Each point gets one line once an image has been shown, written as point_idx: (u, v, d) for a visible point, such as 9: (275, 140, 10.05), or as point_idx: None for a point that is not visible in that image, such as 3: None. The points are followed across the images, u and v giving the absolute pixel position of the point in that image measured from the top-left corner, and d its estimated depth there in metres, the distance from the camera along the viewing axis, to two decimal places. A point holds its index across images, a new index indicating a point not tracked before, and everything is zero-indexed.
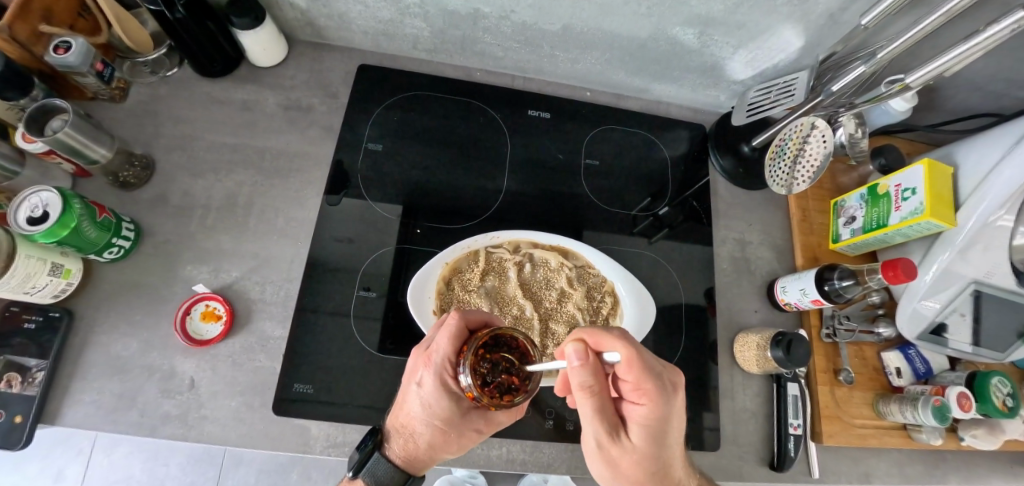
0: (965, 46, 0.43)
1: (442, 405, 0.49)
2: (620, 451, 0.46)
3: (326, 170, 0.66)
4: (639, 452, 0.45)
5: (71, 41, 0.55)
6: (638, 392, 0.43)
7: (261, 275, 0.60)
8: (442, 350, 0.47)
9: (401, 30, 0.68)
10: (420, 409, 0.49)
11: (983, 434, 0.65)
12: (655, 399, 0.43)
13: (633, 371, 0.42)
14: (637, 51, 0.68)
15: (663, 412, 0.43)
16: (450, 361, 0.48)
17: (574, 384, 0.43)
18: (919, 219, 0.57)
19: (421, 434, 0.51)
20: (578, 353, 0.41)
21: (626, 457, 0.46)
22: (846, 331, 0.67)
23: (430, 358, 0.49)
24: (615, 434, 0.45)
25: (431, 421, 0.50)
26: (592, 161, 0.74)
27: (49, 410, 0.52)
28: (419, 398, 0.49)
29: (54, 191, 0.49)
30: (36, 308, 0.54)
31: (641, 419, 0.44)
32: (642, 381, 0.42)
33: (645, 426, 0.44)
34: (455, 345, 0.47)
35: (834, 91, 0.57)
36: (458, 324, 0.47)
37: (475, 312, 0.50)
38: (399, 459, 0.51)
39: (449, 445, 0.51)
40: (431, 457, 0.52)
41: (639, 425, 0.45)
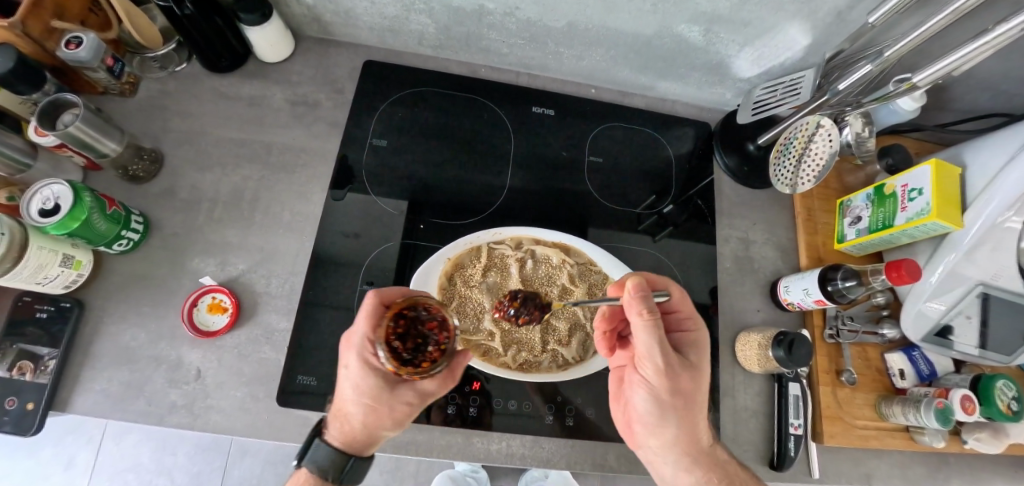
0: (975, 45, 0.43)
1: (369, 384, 0.47)
2: (680, 373, 0.48)
3: (331, 165, 0.67)
4: (694, 372, 0.50)
5: (82, 36, 0.55)
6: (685, 316, 0.53)
7: (266, 268, 0.61)
8: (359, 330, 0.47)
9: (406, 26, 0.69)
10: (350, 390, 0.48)
11: (988, 437, 0.64)
12: (696, 320, 0.53)
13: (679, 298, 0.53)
14: (642, 48, 0.68)
15: (700, 334, 0.53)
16: (370, 339, 0.48)
17: (640, 312, 0.44)
18: (925, 220, 0.57)
19: (354, 415, 0.48)
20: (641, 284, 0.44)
21: (686, 378, 0.49)
22: (850, 331, 0.66)
23: (350, 340, 0.48)
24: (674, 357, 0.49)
25: (360, 400, 0.47)
26: (596, 158, 0.74)
27: (61, 398, 0.53)
28: (347, 381, 0.48)
29: (65, 184, 0.50)
30: (47, 298, 0.56)
31: (689, 341, 0.52)
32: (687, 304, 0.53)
33: (693, 346, 0.52)
34: (372, 323, 0.47)
35: (840, 90, 0.56)
36: (372, 304, 0.48)
37: (391, 289, 0.51)
38: (338, 443, 0.49)
39: (384, 422, 0.48)
40: (369, 440, 0.49)
41: (690, 346, 0.52)
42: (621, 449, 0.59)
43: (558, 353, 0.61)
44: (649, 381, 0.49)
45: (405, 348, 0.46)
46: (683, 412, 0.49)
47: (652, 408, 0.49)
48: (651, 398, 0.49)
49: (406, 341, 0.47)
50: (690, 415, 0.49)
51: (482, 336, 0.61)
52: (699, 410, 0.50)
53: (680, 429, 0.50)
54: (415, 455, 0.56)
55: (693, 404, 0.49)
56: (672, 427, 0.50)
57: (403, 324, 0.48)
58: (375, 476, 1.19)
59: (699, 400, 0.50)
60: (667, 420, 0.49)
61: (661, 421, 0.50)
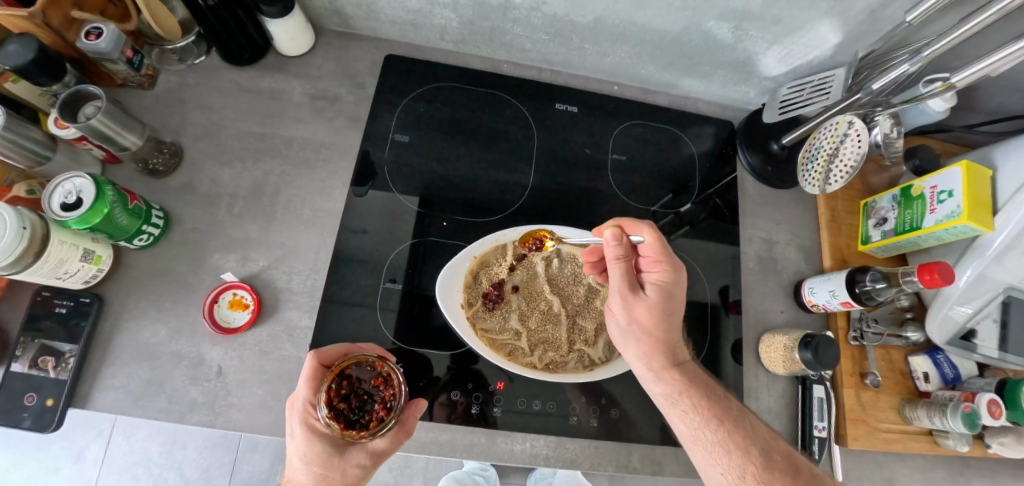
0: (1019, 45, 0.42)
1: (317, 451, 0.45)
2: (638, 306, 0.53)
3: (353, 160, 0.66)
4: (654, 308, 0.53)
5: (102, 26, 0.54)
6: (652, 261, 0.54)
7: (288, 265, 0.60)
8: (300, 396, 0.46)
9: (429, 20, 0.68)
10: (297, 459, 0.46)
11: (1012, 442, 0.64)
12: (666, 262, 0.53)
13: (652, 244, 0.53)
14: (668, 45, 0.67)
15: (673, 277, 0.53)
16: (312, 403, 0.47)
17: (609, 256, 0.53)
18: (956, 222, 0.56)
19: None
20: (614, 236, 0.52)
21: (644, 310, 0.53)
22: (874, 334, 0.65)
23: (293, 405, 0.47)
24: (635, 292, 0.54)
25: (308, 469, 0.45)
26: (619, 156, 0.73)
27: (81, 394, 0.52)
28: (294, 450, 0.46)
29: (87, 177, 0.49)
30: (67, 293, 0.55)
31: (654, 283, 0.54)
32: (658, 251, 0.53)
33: (659, 288, 0.54)
34: (314, 386, 0.46)
35: (873, 89, 0.56)
36: (313, 366, 0.47)
37: (332, 348, 0.50)
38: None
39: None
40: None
41: (654, 287, 0.54)
42: (644, 449, 0.59)
43: (585, 353, 0.60)
44: (615, 310, 0.55)
45: (350, 409, 0.46)
46: (644, 340, 0.53)
47: (619, 333, 0.56)
48: (617, 323, 0.56)
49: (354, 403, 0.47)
50: (653, 343, 0.53)
51: (508, 336, 0.60)
52: (664, 341, 0.53)
53: (645, 356, 0.53)
54: (439, 454, 0.55)
55: (658, 333, 0.53)
56: (636, 351, 0.54)
57: (345, 388, 0.47)
58: (385, 473, 1.19)
59: (667, 329, 0.54)
60: (628, 343, 0.54)
61: (627, 344, 0.55)
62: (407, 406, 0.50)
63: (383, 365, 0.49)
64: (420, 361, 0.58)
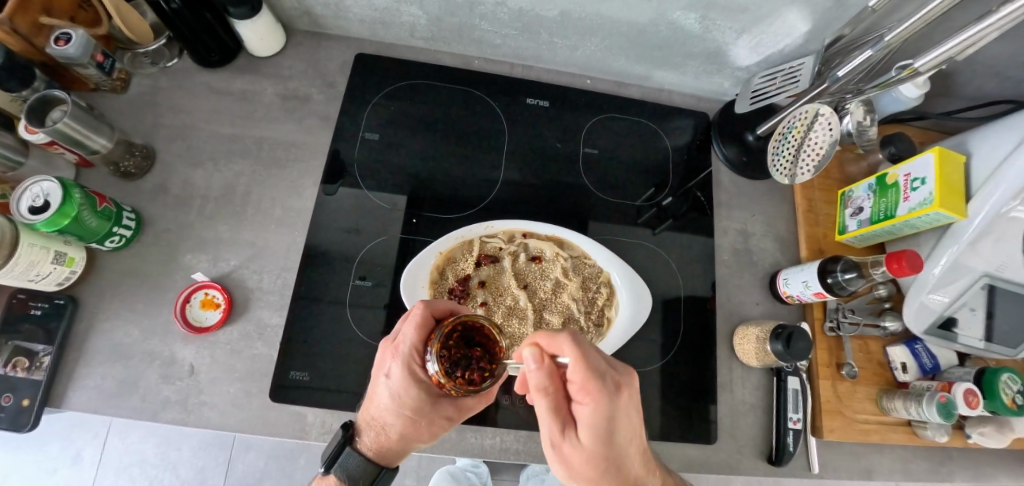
0: (978, 27, 0.40)
1: (411, 396, 0.48)
2: (571, 453, 0.41)
3: (323, 159, 0.66)
4: (591, 457, 0.40)
5: (70, 32, 0.55)
6: (579, 391, 0.39)
7: (259, 264, 0.61)
8: (409, 342, 0.46)
9: (397, 18, 0.68)
10: (389, 399, 0.49)
11: (991, 431, 0.63)
12: (596, 394, 0.38)
13: (578, 367, 0.38)
14: (637, 37, 0.66)
15: (606, 411, 0.38)
16: (418, 351, 0.47)
17: (529, 387, 0.41)
18: (928, 210, 0.55)
19: (391, 425, 0.50)
20: (533, 356, 0.39)
21: (577, 459, 0.41)
22: (851, 324, 0.65)
23: (397, 349, 0.48)
24: (566, 436, 0.41)
25: (399, 411, 0.49)
26: (591, 149, 0.73)
27: (56, 393, 0.53)
28: (388, 390, 0.48)
29: (54, 181, 0.49)
30: (41, 295, 0.56)
31: (586, 423, 0.39)
32: (582, 376, 0.38)
33: (593, 430, 0.39)
34: (422, 335, 0.46)
35: (839, 77, 0.54)
36: (424, 314, 0.46)
37: (443, 302, 0.49)
38: (370, 452, 0.51)
39: (420, 434, 0.51)
40: (404, 447, 0.52)
41: (586, 427, 0.40)
42: None
43: None
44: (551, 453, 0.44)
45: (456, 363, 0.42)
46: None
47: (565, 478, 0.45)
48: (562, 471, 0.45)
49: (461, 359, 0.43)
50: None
51: None
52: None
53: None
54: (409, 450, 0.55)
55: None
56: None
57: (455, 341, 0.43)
58: None
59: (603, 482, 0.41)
60: None
61: None
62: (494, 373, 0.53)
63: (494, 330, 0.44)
64: None
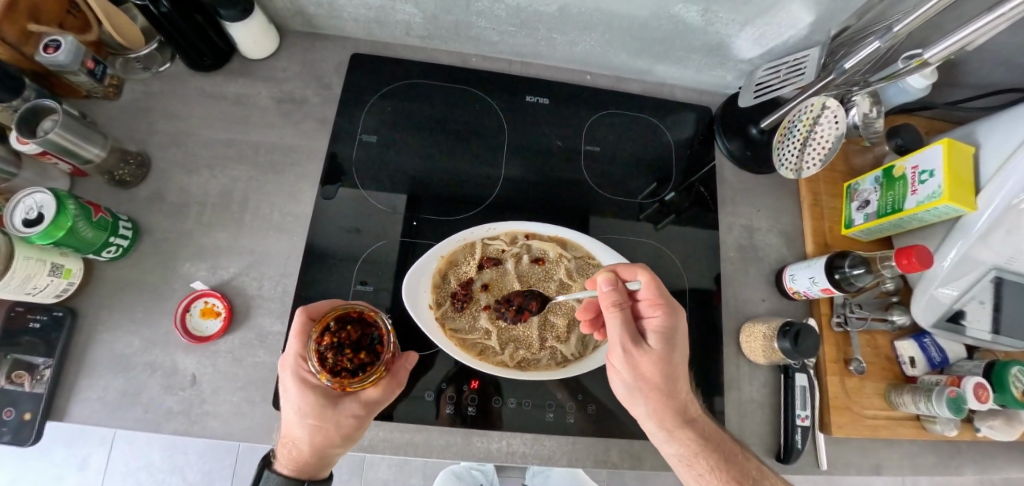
0: (990, 17, 0.39)
1: (308, 401, 0.47)
2: (643, 359, 0.49)
3: (321, 163, 0.65)
4: (661, 359, 0.49)
5: (59, 39, 0.54)
6: (650, 304, 0.51)
7: (258, 271, 0.60)
8: (292, 350, 0.48)
9: (392, 17, 0.66)
10: (291, 414, 0.48)
11: (1001, 425, 0.62)
12: (666, 306, 0.50)
13: (649, 286, 0.51)
14: (638, 31, 0.65)
15: (673, 320, 0.50)
16: (303, 357, 0.48)
17: (605, 304, 0.49)
18: (937, 203, 0.54)
19: (300, 438, 0.48)
20: (608, 280, 0.50)
21: (650, 363, 0.48)
22: (858, 319, 0.64)
23: (284, 361, 0.48)
24: (638, 344, 0.49)
25: (303, 422, 0.47)
26: (593, 147, 0.72)
27: (58, 407, 0.53)
28: (288, 405, 0.48)
29: (48, 192, 0.49)
30: (40, 307, 0.55)
31: (656, 330, 0.50)
32: (655, 291, 0.50)
33: (662, 334, 0.50)
34: (303, 340, 0.48)
35: (845, 69, 0.52)
36: (302, 319, 0.49)
37: (321, 304, 0.52)
38: (289, 469, 0.49)
39: (331, 440, 0.48)
40: (322, 458, 0.49)
41: (656, 334, 0.50)
42: (623, 444, 0.58)
43: (557, 349, 0.60)
44: (617, 367, 0.51)
45: (345, 358, 0.46)
46: (652, 395, 0.49)
47: (624, 393, 0.51)
48: (623, 383, 0.50)
49: (354, 349, 0.47)
50: (662, 398, 0.49)
51: (478, 335, 0.60)
52: (674, 394, 0.49)
53: (654, 415, 0.50)
54: (415, 455, 0.55)
55: (666, 388, 0.49)
56: (647, 413, 0.50)
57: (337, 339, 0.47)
58: (383, 470, 1.20)
59: (671, 383, 0.49)
60: (637, 403, 0.50)
61: (635, 403, 0.50)
62: (399, 359, 0.53)
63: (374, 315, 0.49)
64: (432, 362, 0.58)
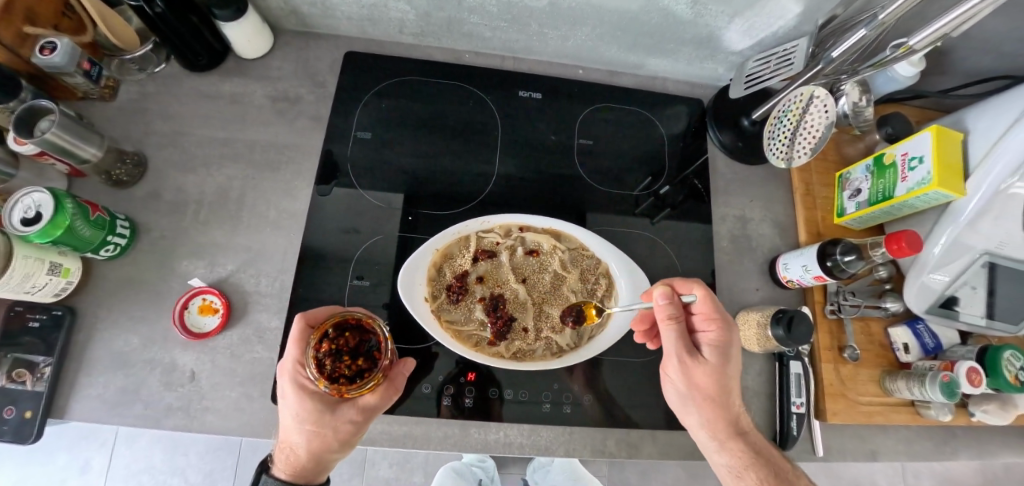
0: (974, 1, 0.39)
1: (305, 408, 0.47)
2: (698, 370, 0.51)
3: (316, 160, 0.66)
4: (715, 371, 0.51)
5: (55, 40, 0.54)
6: (705, 318, 0.52)
7: (255, 267, 0.61)
8: (290, 356, 0.48)
9: (385, 14, 0.67)
10: (289, 419, 0.47)
11: (995, 409, 0.63)
12: (721, 321, 0.52)
13: (704, 301, 0.52)
14: (628, 25, 0.66)
15: (728, 334, 0.51)
16: (301, 363, 0.48)
17: (660, 317, 0.51)
18: (927, 189, 0.55)
19: (298, 442, 0.48)
20: (664, 294, 0.51)
21: (703, 375, 0.51)
22: (852, 306, 0.64)
23: (282, 368, 0.48)
24: (692, 357, 0.51)
25: (301, 427, 0.47)
26: (586, 140, 0.72)
27: (59, 404, 0.53)
28: (286, 411, 0.47)
29: (46, 191, 0.49)
30: (39, 306, 0.55)
31: (711, 343, 0.52)
32: (710, 306, 0.52)
33: (717, 348, 0.51)
34: (301, 348, 0.48)
35: (834, 57, 0.53)
36: (299, 327, 0.49)
37: (319, 310, 0.51)
38: (286, 475, 0.48)
39: (329, 446, 0.48)
40: (320, 462, 0.49)
41: (711, 347, 0.51)
42: (619, 434, 0.59)
43: (552, 340, 0.61)
44: (672, 377, 0.53)
45: (342, 365, 0.46)
46: (706, 405, 0.51)
47: (678, 401, 0.53)
48: (676, 391, 0.53)
49: (352, 356, 0.47)
50: (716, 409, 0.51)
51: (473, 327, 0.61)
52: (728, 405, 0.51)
53: (707, 425, 0.51)
54: (414, 447, 0.55)
55: (720, 400, 0.50)
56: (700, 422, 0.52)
57: (335, 345, 0.47)
58: (385, 468, 1.20)
59: (725, 394, 0.51)
60: (690, 412, 0.52)
61: (687, 411, 0.53)
62: (397, 364, 0.52)
63: (371, 322, 0.48)
64: (430, 355, 0.59)
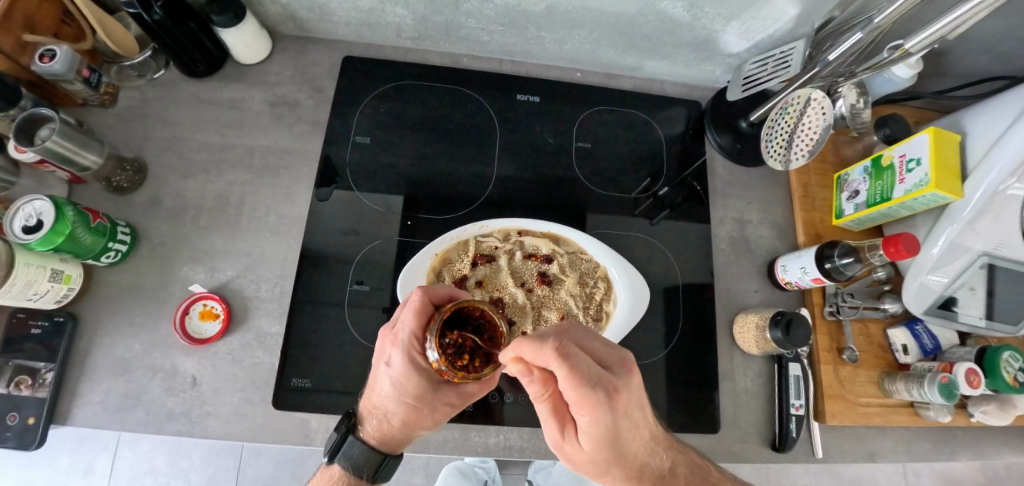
0: (968, 5, 0.40)
1: (412, 383, 0.49)
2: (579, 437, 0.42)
3: (315, 165, 0.66)
4: (592, 447, 0.40)
5: (55, 48, 0.55)
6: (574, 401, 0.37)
7: (255, 273, 0.61)
8: (408, 328, 0.48)
9: (382, 19, 0.67)
10: (391, 387, 0.50)
11: (995, 410, 0.63)
12: (591, 408, 0.36)
13: (570, 378, 0.35)
14: (625, 28, 0.66)
15: (604, 415, 0.37)
16: (417, 337, 0.48)
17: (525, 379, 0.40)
18: (924, 191, 0.55)
19: (394, 412, 0.51)
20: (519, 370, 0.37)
21: (578, 446, 0.41)
22: (850, 308, 0.65)
23: (397, 337, 0.49)
24: None
25: (402, 398, 0.50)
26: (584, 143, 0.73)
27: (61, 410, 0.54)
28: (390, 379, 0.50)
29: (47, 199, 0.49)
30: (41, 313, 0.56)
31: (584, 422, 0.39)
32: (570, 385, 0.35)
33: (592, 428, 0.39)
34: (420, 321, 0.47)
35: (830, 61, 0.53)
36: (422, 300, 0.47)
37: (440, 287, 0.50)
38: (374, 440, 0.51)
39: (423, 421, 0.52)
40: (407, 435, 0.52)
41: (584, 426, 0.39)
42: None
43: None
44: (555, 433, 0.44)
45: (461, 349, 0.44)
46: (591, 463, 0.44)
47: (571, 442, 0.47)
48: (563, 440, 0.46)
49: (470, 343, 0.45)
50: (601, 469, 0.44)
51: None
52: (615, 464, 0.43)
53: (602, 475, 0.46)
54: (414, 451, 0.55)
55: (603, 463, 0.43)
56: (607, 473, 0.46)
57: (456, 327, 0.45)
58: None
59: (611, 459, 0.42)
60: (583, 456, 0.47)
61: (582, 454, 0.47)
62: None
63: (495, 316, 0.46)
64: None
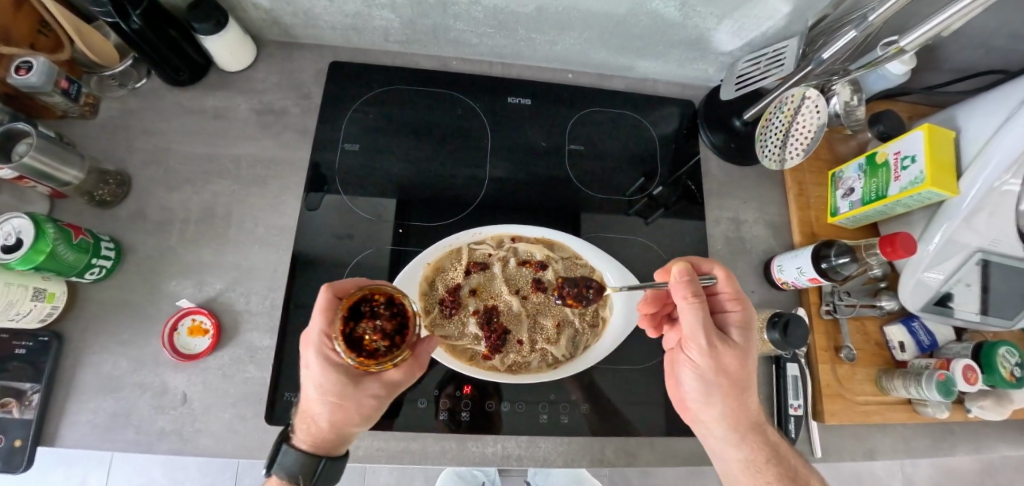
0: (964, 2, 0.39)
1: (331, 381, 0.46)
2: (726, 354, 0.49)
3: (304, 173, 0.65)
4: (742, 353, 0.49)
5: (31, 60, 0.53)
6: (729, 298, 0.51)
7: (245, 286, 0.60)
8: (316, 328, 0.46)
9: (369, 23, 0.66)
10: (313, 388, 0.47)
11: (991, 405, 0.63)
12: (744, 300, 0.51)
13: (724, 280, 0.51)
14: (616, 28, 0.65)
15: (749, 312, 0.51)
16: (327, 335, 0.46)
17: (684, 295, 0.46)
18: (919, 189, 0.55)
19: (320, 414, 0.47)
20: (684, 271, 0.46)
21: (731, 355, 0.49)
22: (847, 306, 0.65)
23: (307, 337, 0.47)
24: (722, 340, 0.49)
25: (324, 399, 0.47)
26: (577, 145, 0.72)
27: (48, 432, 0.52)
28: (309, 381, 0.47)
29: (25, 217, 0.48)
30: (24, 333, 0.54)
31: (737, 324, 0.50)
32: (732, 284, 0.51)
33: (742, 329, 0.50)
34: (328, 318, 0.46)
35: (823, 59, 0.52)
36: (326, 297, 0.46)
37: (344, 282, 0.49)
38: (306, 445, 0.48)
39: (353, 418, 0.48)
40: (341, 435, 0.48)
41: (737, 328, 0.50)
42: (618, 442, 0.58)
43: (547, 351, 0.60)
44: (695, 361, 0.51)
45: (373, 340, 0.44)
46: (730, 391, 0.50)
47: (700, 388, 0.51)
48: (700, 376, 0.51)
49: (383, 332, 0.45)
50: (738, 397, 0.50)
51: (467, 341, 0.60)
52: (748, 388, 0.50)
53: (729, 412, 0.51)
54: (410, 463, 0.55)
55: (738, 384, 0.50)
56: (719, 411, 0.51)
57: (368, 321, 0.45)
58: (385, 477, 1.20)
59: (748, 379, 0.50)
60: (713, 401, 0.51)
61: (709, 402, 0.51)
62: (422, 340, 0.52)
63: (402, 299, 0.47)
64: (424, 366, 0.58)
